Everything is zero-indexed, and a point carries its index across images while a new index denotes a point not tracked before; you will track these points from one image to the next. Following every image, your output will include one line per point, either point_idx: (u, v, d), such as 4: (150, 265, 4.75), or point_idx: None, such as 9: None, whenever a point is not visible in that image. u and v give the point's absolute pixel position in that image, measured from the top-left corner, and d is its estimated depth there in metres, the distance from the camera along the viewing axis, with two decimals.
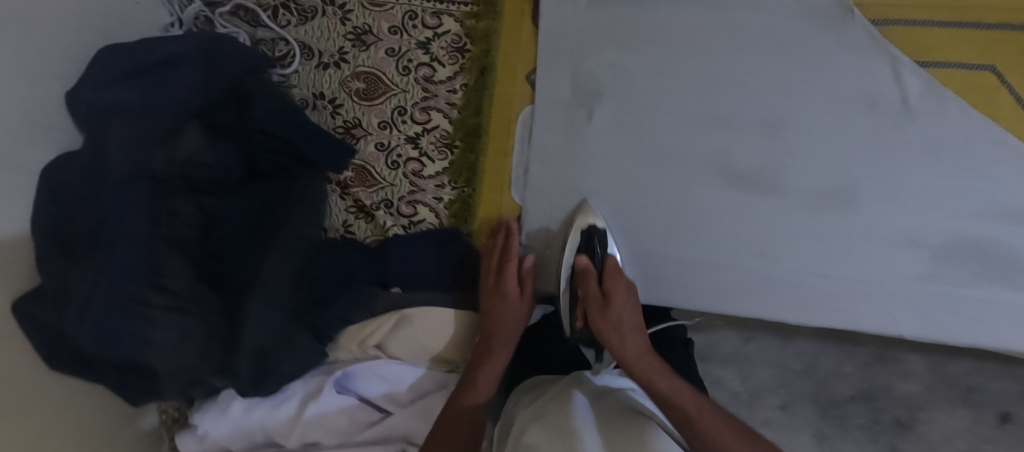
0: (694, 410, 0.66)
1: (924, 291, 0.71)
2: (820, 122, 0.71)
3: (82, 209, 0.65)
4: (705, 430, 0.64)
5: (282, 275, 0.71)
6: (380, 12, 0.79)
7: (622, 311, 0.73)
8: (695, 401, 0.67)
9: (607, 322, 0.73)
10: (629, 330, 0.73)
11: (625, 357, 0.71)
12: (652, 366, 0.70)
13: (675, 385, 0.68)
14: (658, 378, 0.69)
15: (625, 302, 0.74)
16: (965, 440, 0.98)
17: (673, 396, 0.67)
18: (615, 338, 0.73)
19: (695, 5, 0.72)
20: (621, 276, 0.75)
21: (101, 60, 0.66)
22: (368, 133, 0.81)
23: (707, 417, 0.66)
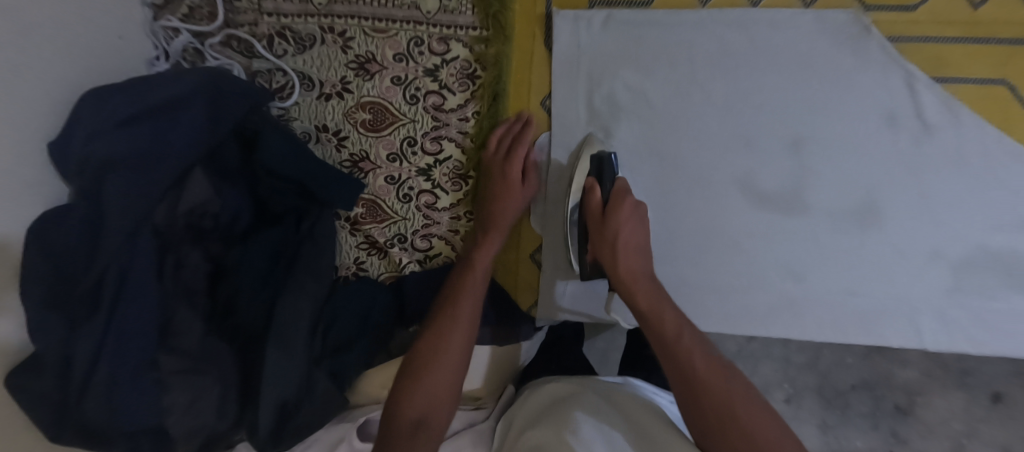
0: (676, 335, 0.65)
1: (952, 306, 0.71)
2: (844, 139, 0.70)
3: (81, 269, 0.58)
4: (682, 354, 0.64)
5: (299, 322, 0.68)
6: (383, 39, 0.75)
7: (622, 227, 0.68)
8: (679, 326, 0.66)
9: (604, 237, 0.69)
10: (628, 248, 0.69)
11: (619, 275, 0.68)
12: (646, 290, 0.68)
13: (666, 310, 0.67)
14: (654, 302, 0.67)
15: (629, 220, 0.69)
16: (961, 422, 0.94)
17: (662, 316, 0.66)
18: (609, 253, 0.69)
19: (714, 24, 0.70)
20: (627, 198, 0.69)
21: (91, 106, 0.60)
22: (377, 167, 0.78)
23: (689, 341, 0.65)
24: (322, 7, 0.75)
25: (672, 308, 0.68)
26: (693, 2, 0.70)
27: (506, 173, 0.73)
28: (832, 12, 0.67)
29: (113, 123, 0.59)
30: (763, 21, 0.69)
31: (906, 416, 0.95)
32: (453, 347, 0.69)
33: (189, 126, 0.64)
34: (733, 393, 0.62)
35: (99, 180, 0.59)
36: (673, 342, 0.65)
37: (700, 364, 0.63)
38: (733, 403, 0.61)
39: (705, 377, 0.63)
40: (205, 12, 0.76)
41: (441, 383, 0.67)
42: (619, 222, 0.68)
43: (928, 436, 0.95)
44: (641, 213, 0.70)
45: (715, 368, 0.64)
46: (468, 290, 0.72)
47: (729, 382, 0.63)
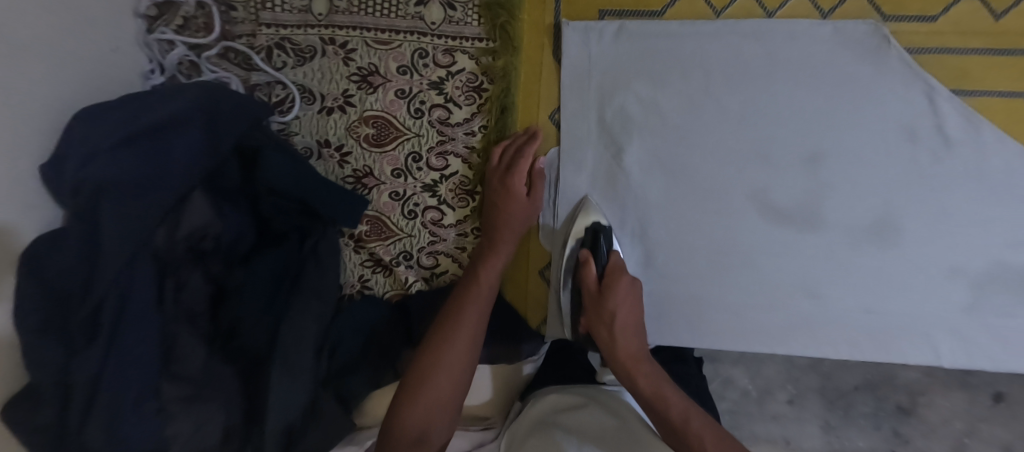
0: (682, 419, 0.62)
1: (971, 321, 0.70)
2: (862, 153, 0.68)
3: (79, 293, 0.56)
4: (693, 440, 0.61)
5: (303, 345, 0.66)
6: (387, 51, 0.73)
7: (618, 307, 0.68)
8: (685, 409, 0.63)
9: (600, 320, 0.69)
10: (625, 329, 0.68)
11: (619, 360, 0.67)
12: (648, 372, 0.66)
13: (671, 395, 0.64)
14: (656, 385, 0.65)
15: (626, 299, 0.69)
16: (962, 422, 0.84)
17: (668, 402, 0.64)
18: (607, 335, 0.69)
19: (728, 35, 0.68)
20: (623, 274, 0.69)
21: (87, 124, 0.57)
22: (381, 182, 0.75)
23: (698, 423, 0.62)
24: (323, 18, 0.73)
25: (673, 387, 0.65)
26: (709, 12, 0.69)
27: (512, 182, 0.70)
28: (849, 23, 0.66)
29: (110, 143, 0.57)
30: (777, 32, 0.67)
31: (908, 416, 0.86)
32: (451, 372, 0.65)
33: (187, 145, 0.62)
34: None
35: (95, 202, 0.55)
36: (682, 427, 0.62)
37: (712, 444, 0.61)
38: None
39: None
40: (201, 23, 0.74)
41: (438, 400, 0.64)
42: (615, 302, 0.68)
43: (931, 436, 0.85)
44: (637, 290, 0.70)
45: (726, 443, 0.61)
46: (467, 317, 0.67)
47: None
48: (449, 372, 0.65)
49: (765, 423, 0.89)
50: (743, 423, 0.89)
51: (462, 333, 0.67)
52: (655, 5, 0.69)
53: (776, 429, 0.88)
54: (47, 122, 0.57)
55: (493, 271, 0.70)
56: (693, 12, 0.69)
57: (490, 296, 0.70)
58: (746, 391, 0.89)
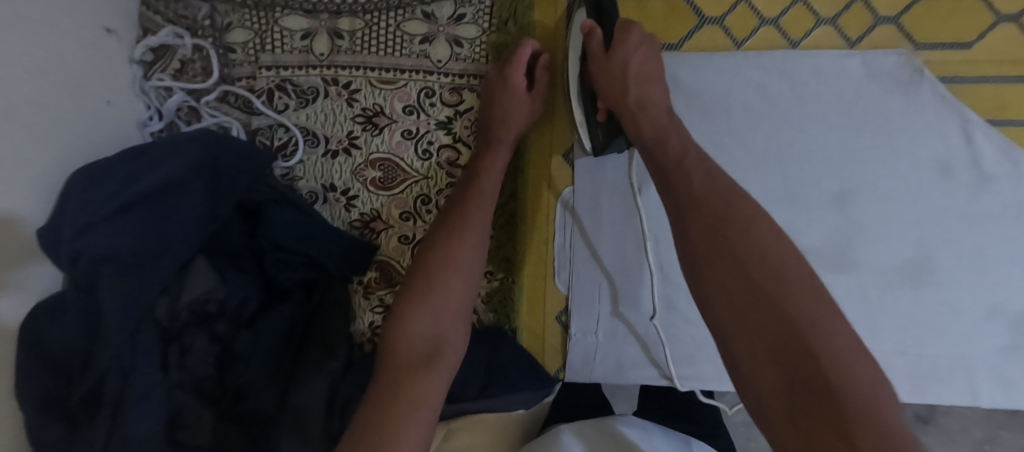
0: (677, 161, 0.55)
1: (1012, 364, 0.67)
2: (893, 190, 0.65)
3: (80, 370, 0.54)
4: (681, 179, 0.53)
5: (317, 401, 0.62)
6: (392, 90, 0.70)
7: (629, 58, 0.61)
8: (685, 150, 0.55)
9: (610, 77, 0.61)
10: (639, 79, 0.61)
11: (627, 106, 0.60)
12: (656, 116, 0.59)
13: (673, 136, 0.57)
14: (660, 128, 0.58)
15: (637, 50, 0.62)
16: (982, 429, 0.77)
17: (667, 142, 0.56)
18: (620, 93, 0.61)
19: (751, 69, 0.66)
20: (631, 31, 0.62)
21: (80, 194, 0.54)
22: (389, 226, 0.73)
23: (693, 162, 0.54)
24: (324, 58, 0.70)
25: (679, 133, 0.58)
26: (729, 44, 0.67)
27: (510, 78, 0.66)
28: (880, 54, 0.64)
29: (105, 214, 0.54)
30: (803, 63, 0.65)
31: (928, 425, 0.78)
32: (462, 278, 0.61)
33: (188, 207, 0.59)
34: (731, 216, 0.49)
35: (93, 280, 0.54)
36: (675, 166, 0.54)
37: (699, 188, 0.52)
38: (715, 228, 0.49)
39: (703, 202, 0.51)
40: (199, 67, 0.71)
41: (447, 304, 0.60)
42: (625, 54, 0.61)
43: (950, 446, 0.78)
44: (651, 46, 0.63)
45: (715, 188, 0.51)
46: (476, 216, 0.63)
47: (730, 203, 0.50)
48: (456, 280, 0.60)
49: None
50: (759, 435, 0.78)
51: (473, 223, 0.63)
52: (672, 37, 0.68)
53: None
54: (44, 191, 0.54)
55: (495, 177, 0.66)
56: (712, 43, 0.67)
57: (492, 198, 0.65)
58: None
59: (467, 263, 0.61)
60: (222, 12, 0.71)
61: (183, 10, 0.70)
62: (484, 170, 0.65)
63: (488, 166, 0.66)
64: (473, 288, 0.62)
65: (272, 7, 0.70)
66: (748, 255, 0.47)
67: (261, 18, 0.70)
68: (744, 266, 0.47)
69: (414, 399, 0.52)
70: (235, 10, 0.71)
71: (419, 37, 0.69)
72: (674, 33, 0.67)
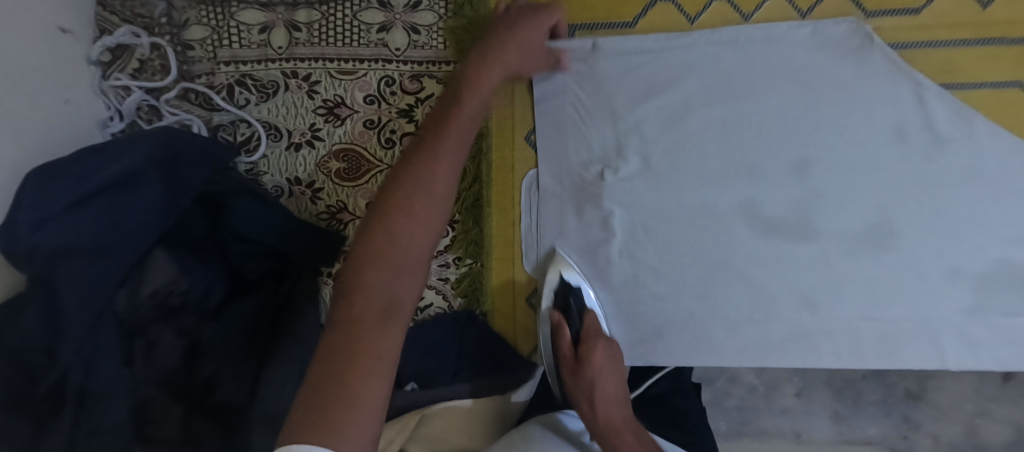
0: (574, 366, 0.67)
1: (976, 325, 0.68)
2: (849, 157, 0.66)
3: (43, 362, 0.53)
4: (584, 388, 0.65)
5: (288, 390, 0.62)
6: (352, 81, 0.70)
7: (597, 373, 0.65)
8: (589, 352, 0.67)
9: (579, 387, 0.65)
10: (606, 394, 0.64)
11: (591, 412, 0.63)
12: (608, 403, 0.63)
13: (593, 346, 0.67)
14: (594, 370, 0.65)
15: (605, 363, 0.66)
16: (972, 403, 0.81)
17: (587, 350, 0.67)
18: (587, 407, 0.64)
19: (707, 44, 0.66)
20: (598, 339, 0.68)
21: (37, 188, 0.54)
22: (356, 217, 0.72)
23: (599, 357, 0.66)
24: (283, 51, 0.70)
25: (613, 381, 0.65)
26: (683, 20, 0.68)
27: (542, 17, 0.63)
28: (830, 21, 0.65)
29: (63, 207, 0.55)
30: (757, 36, 0.66)
31: (918, 401, 0.83)
32: (442, 196, 0.50)
33: (143, 199, 0.59)
34: (594, 360, 0.66)
35: (50, 272, 0.53)
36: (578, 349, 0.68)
37: (590, 356, 0.67)
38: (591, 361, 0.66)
39: (578, 377, 0.66)
40: (157, 65, 0.71)
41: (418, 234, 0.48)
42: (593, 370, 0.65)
43: (943, 420, 0.82)
44: (615, 356, 0.68)
45: (598, 351, 0.67)
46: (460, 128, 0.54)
47: (597, 365, 0.66)
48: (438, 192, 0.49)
49: (774, 417, 0.85)
50: (753, 419, 0.85)
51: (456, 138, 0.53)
52: (627, 16, 0.69)
53: (786, 423, 0.84)
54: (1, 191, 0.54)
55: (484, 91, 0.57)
56: (666, 20, 0.68)
57: (474, 122, 0.55)
58: (752, 387, 0.85)
59: (446, 185, 0.50)
60: (179, 9, 0.71)
61: (140, 8, 0.70)
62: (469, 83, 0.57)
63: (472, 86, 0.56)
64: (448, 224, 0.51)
65: (228, 2, 0.70)
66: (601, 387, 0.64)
67: (218, 13, 0.71)
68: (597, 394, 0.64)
69: (376, 353, 0.43)
70: (192, 7, 0.71)
71: (376, 26, 0.70)
72: (628, 11, 0.68)
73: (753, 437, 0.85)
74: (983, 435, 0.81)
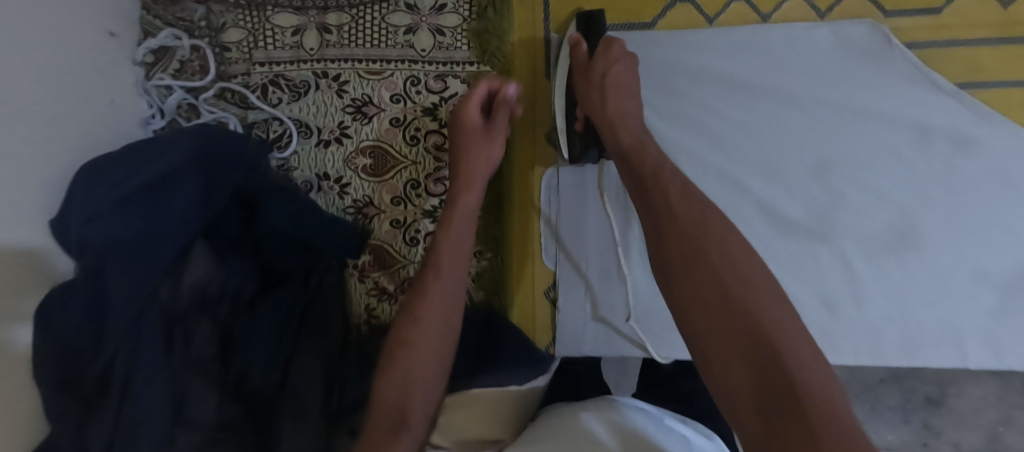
0: (586, 61, 0.66)
1: (1002, 327, 0.67)
2: (870, 160, 0.66)
3: (90, 351, 0.57)
4: (596, 75, 0.64)
5: (313, 383, 0.65)
6: (379, 80, 0.73)
7: (610, 68, 0.64)
8: (606, 49, 0.65)
9: (589, 83, 0.64)
10: (617, 89, 0.63)
11: (606, 113, 0.62)
12: (631, 126, 0.61)
13: (615, 47, 0.65)
14: (608, 69, 0.64)
15: (618, 62, 0.64)
16: (996, 410, 0.79)
17: (609, 51, 0.65)
18: (596, 96, 0.64)
19: (730, 43, 0.67)
20: (616, 45, 0.65)
21: (86, 185, 0.58)
22: (381, 211, 0.76)
23: (616, 52, 0.65)
24: (314, 52, 0.74)
25: (629, 84, 0.64)
26: (701, 20, 0.69)
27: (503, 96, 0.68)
28: (847, 23, 0.65)
29: (113, 201, 0.58)
30: (776, 37, 0.67)
31: (938, 407, 0.80)
32: (432, 334, 0.60)
33: (187, 195, 0.63)
34: (609, 65, 0.64)
35: (101, 263, 0.56)
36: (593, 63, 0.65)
37: (614, 55, 0.65)
38: (608, 62, 0.64)
39: (591, 72, 0.65)
40: (196, 66, 0.75)
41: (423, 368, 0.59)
42: (607, 64, 0.64)
43: (964, 428, 0.80)
44: (631, 63, 0.65)
45: (615, 56, 0.65)
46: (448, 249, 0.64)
47: (610, 64, 0.64)
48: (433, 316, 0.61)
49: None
50: None
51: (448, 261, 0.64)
52: (645, 17, 0.70)
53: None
54: (54, 188, 0.58)
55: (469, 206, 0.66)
56: (684, 22, 0.69)
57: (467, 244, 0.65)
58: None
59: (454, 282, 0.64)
60: (217, 12, 0.75)
61: (181, 12, 0.74)
62: (443, 234, 0.65)
63: (464, 188, 0.67)
64: (444, 353, 0.61)
65: (263, 6, 0.74)
66: (612, 80, 0.63)
67: (253, 16, 0.74)
68: (607, 89, 0.63)
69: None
70: (229, 11, 0.74)
71: (403, 28, 0.72)
72: (647, 13, 0.70)
73: None
74: (1007, 443, 0.79)
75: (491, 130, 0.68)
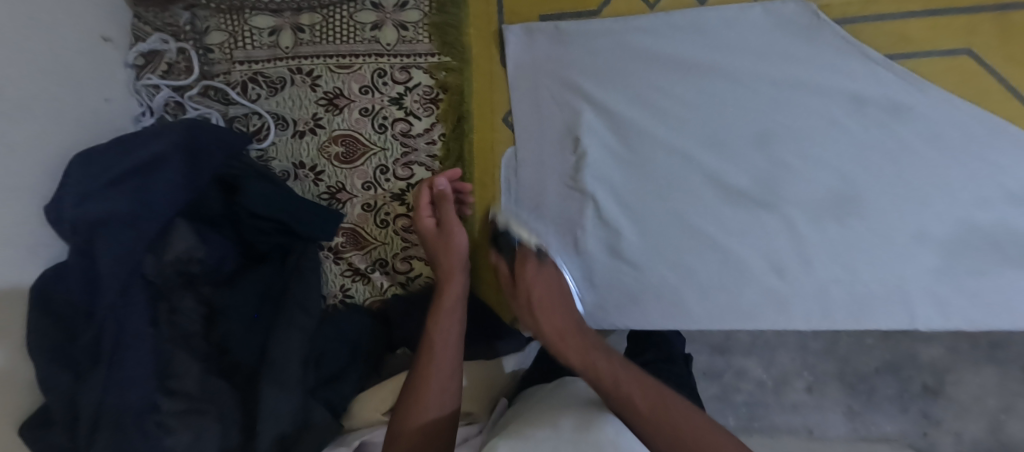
0: (510, 277, 0.69)
1: (945, 285, 0.69)
2: (812, 128, 0.69)
3: (83, 323, 0.62)
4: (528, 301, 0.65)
5: (291, 356, 0.69)
6: (349, 74, 0.79)
7: (533, 286, 0.66)
8: (524, 278, 0.67)
9: (521, 305, 0.66)
10: (546, 304, 0.65)
11: (547, 338, 0.63)
12: (572, 344, 0.62)
13: (529, 263, 0.68)
14: (533, 300, 0.65)
15: (540, 276, 0.67)
16: (995, 398, 0.81)
17: (526, 266, 0.67)
18: (531, 320, 0.65)
19: (671, 27, 0.72)
20: (530, 259, 0.68)
21: (82, 170, 0.65)
22: (353, 196, 0.81)
23: (532, 270, 0.67)
24: (289, 50, 0.80)
25: (555, 306, 0.65)
26: (643, 6, 0.73)
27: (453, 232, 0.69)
28: (779, 2, 0.69)
29: (100, 184, 0.64)
30: (713, 18, 0.71)
31: (937, 397, 0.82)
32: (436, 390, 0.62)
33: (169, 178, 0.68)
34: (529, 286, 0.66)
35: (92, 239, 0.62)
36: (518, 287, 0.67)
37: (535, 289, 0.66)
38: (530, 289, 0.66)
39: (522, 288, 0.66)
40: (183, 67, 0.81)
41: (434, 424, 0.61)
42: (528, 284, 0.66)
43: (964, 417, 0.82)
44: (548, 272, 0.68)
45: (532, 273, 0.67)
46: (443, 322, 0.66)
47: (529, 290, 0.66)
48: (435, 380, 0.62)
49: (785, 413, 0.85)
50: (762, 414, 0.86)
51: (444, 332, 0.65)
52: (592, 4, 0.75)
53: (797, 419, 0.85)
54: (51, 176, 0.64)
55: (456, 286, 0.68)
56: (629, 8, 0.74)
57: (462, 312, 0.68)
58: (762, 382, 0.86)
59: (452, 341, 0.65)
60: (202, 17, 0.81)
61: (168, 18, 0.80)
62: (435, 313, 0.67)
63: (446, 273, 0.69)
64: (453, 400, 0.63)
65: (242, 10, 0.80)
66: (536, 297, 0.65)
67: (233, 19, 0.80)
68: (534, 312, 0.64)
69: None
70: (213, 16, 0.81)
71: (369, 25, 0.78)
72: (593, 1, 0.74)
73: (764, 433, 0.86)
74: (1009, 432, 0.81)
75: (444, 227, 0.69)
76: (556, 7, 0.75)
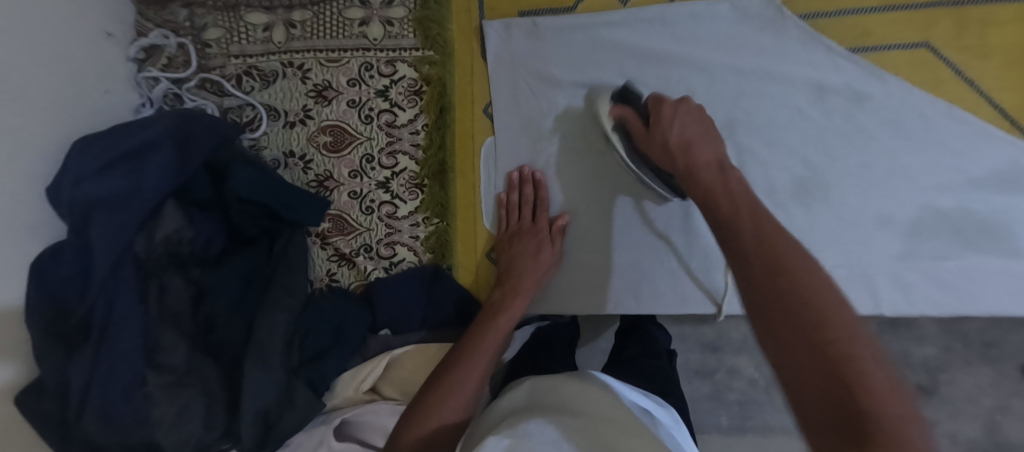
0: (660, 110, 0.66)
1: (910, 270, 0.71)
2: (773, 118, 0.72)
3: (76, 298, 0.65)
4: (671, 138, 0.63)
5: (273, 339, 0.72)
6: (337, 67, 0.83)
7: (675, 123, 0.64)
8: (672, 115, 0.65)
9: (659, 142, 0.65)
10: (696, 137, 0.62)
11: (680, 168, 0.61)
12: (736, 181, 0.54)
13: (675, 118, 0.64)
14: (683, 135, 0.63)
15: (677, 120, 0.65)
16: (990, 397, 0.80)
17: (664, 113, 0.65)
18: (669, 153, 0.63)
19: (642, 21, 0.75)
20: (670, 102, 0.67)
21: (79, 151, 0.68)
22: (340, 184, 0.84)
23: (674, 112, 0.65)
24: (282, 45, 0.84)
25: (707, 145, 0.61)
26: (615, 2, 0.77)
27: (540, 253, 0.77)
28: None
29: (94, 168, 0.67)
30: (681, 13, 0.74)
31: (929, 397, 0.82)
32: (459, 397, 0.67)
33: (162, 162, 0.71)
34: (666, 134, 0.64)
35: (87, 218, 0.66)
36: (655, 128, 0.66)
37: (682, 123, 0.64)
38: (670, 129, 0.64)
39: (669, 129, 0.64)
40: (181, 61, 0.85)
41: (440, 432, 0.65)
42: (667, 121, 0.65)
43: (958, 416, 0.81)
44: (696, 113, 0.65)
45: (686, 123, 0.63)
46: (488, 340, 0.71)
47: (668, 134, 0.64)
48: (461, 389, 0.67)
49: (777, 412, 0.86)
50: (754, 412, 0.86)
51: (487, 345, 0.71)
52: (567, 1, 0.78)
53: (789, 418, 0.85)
54: (53, 159, 0.68)
55: (514, 313, 0.74)
56: (602, 5, 0.77)
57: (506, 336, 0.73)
58: (753, 381, 0.86)
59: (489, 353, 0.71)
60: (199, 15, 0.85)
61: (167, 15, 0.84)
62: (489, 328, 0.72)
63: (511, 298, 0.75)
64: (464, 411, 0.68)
65: (237, 7, 0.84)
66: (681, 136, 0.63)
67: (229, 16, 0.84)
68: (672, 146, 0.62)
69: None
70: (209, 13, 0.85)
71: (357, 21, 0.82)
72: None
73: (757, 433, 0.86)
74: (1005, 431, 0.80)
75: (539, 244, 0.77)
76: (531, 4, 0.79)
